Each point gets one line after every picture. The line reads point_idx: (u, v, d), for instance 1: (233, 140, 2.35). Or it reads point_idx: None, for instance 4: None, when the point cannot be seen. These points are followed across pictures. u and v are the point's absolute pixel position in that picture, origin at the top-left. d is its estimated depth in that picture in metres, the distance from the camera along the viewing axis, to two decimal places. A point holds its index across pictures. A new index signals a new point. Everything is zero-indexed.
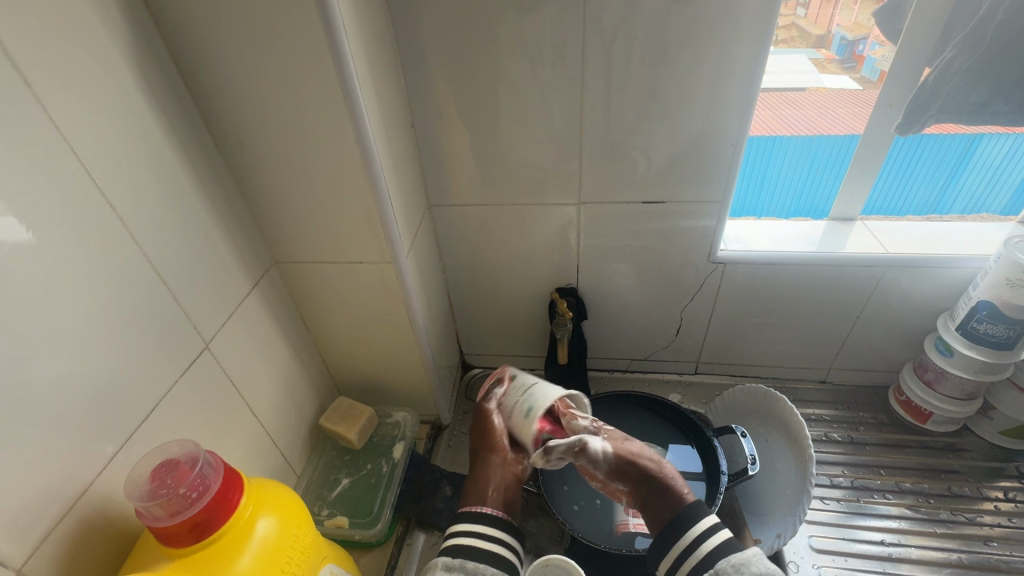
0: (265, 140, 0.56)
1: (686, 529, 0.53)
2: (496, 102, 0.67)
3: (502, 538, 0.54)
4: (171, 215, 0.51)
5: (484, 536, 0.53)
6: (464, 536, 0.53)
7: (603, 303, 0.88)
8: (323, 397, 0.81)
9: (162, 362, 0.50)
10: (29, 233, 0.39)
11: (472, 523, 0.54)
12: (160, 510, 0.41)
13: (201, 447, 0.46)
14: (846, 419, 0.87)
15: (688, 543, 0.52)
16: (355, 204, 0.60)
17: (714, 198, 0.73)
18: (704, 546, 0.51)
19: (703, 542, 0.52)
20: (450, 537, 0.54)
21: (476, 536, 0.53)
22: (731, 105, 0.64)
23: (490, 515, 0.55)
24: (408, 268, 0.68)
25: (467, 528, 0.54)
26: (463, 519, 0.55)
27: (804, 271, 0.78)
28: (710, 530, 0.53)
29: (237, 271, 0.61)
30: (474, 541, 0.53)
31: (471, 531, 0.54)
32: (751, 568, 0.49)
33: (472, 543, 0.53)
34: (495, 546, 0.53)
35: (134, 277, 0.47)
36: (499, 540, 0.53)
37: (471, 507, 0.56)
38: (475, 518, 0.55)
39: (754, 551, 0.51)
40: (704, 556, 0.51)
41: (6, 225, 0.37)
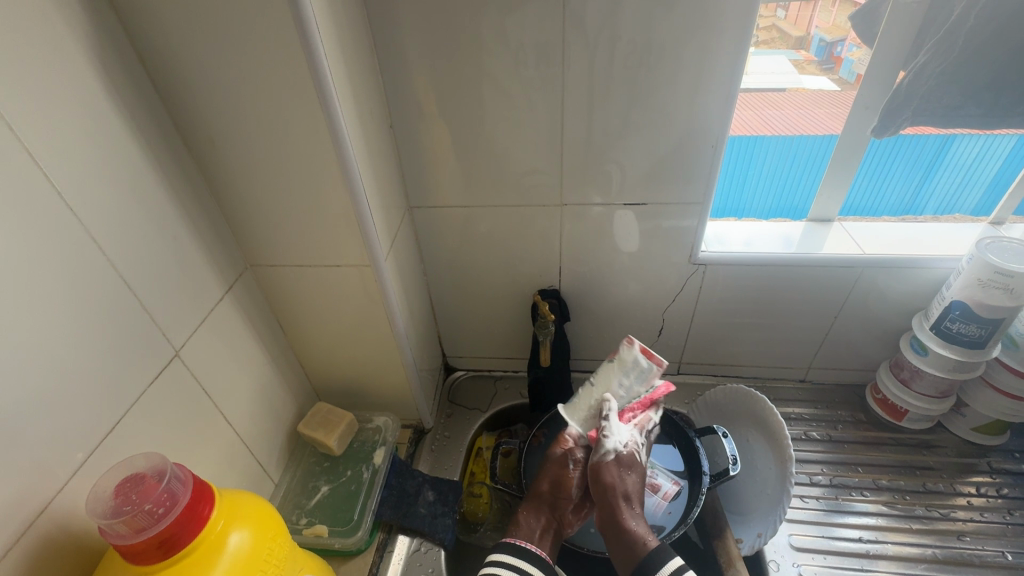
0: (236, 140, 0.55)
1: (659, 564, 0.55)
2: (476, 103, 0.66)
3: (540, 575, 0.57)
4: (138, 219, 0.49)
5: (520, 570, 0.57)
6: (502, 565, 0.57)
7: (585, 304, 0.88)
8: (302, 403, 0.79)
9: (128, 371, 0.49)
10: None
11: (516, 555, 0.58)
12: (125, 527, 0.39)
13: (169, 459, 0.44)
14: (825, 418, 0.88)
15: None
16: (333, 208, 0.59)
17: (695, 199, 0.73)
18: None
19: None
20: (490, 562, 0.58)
21: (517, 571, 0.56)
22: (711, 110, 0.64)
23: (535, 555, 0.59)
24: (387, 272, 0.67)
25: (511, 559, 0.58)
26: (501, 549, 0.59)
27: (783, 272, 0.79)
28: (678, 570, 0.54)
29: (209, 275, 0.59)
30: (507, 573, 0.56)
31: (514, 563, 0.57)
32: None
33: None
34: None
35: (99, 283, 0.46)
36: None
37: (513, 540, 0.60)
38: (520, 552, 0.58)
39: None
40: None
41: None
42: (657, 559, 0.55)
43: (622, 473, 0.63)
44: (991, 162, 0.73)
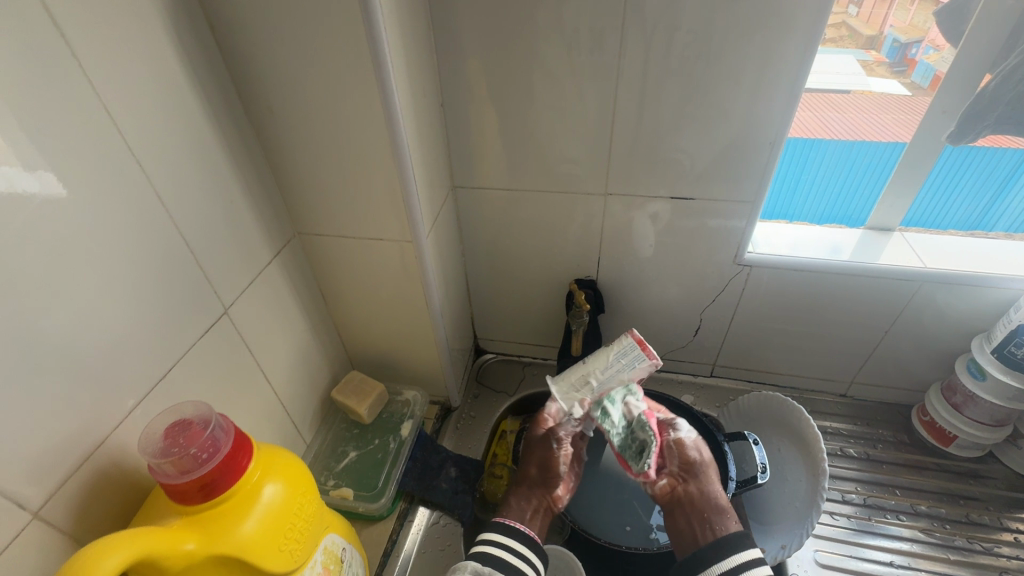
0: (293, 110, 0.56)
1: (727, 553, 0.54)
2: (528, 86, 0.66)
3: (521, 550, 0.57)
4: (198, 180, 0.52)
5: (509, 548, 0.57)
6: (490, 545, 0.57)
7: (621, 298, 0.87)
8: (336, 370, 0.82)
9: (181, 324, 0.51)
10: (62, 186, 0.39)
11: (502, 532, 0.58)
12: (171, 467, 0.41)
13: (214, 408, 0.46)
14: (864, 435, 0.84)
15: (729, 567, 0.53)
16: (380, 183, 0.60)
17: (746, 197, 0.70)
18: (749, 572, 0.52)
19: (746, 570, 0.53)
20: (479, 543, 0.58)
21: (504, 549, 0.57)
22: (771, 106, 0.62)
23: (521, 531, 0.58)
24: (427, 249, 0.68)
25: (498, 536, 0.58)
26: (488, 527, 0.60)
27: (833, 280, 0.75)
28: (754, 562, 0.53)
29: (259, 239, 0.61)
30: (499, 551, 0.56)
31: (502, 541, 0.57)
32: None
33: (498, 554, 0.56)
34: (521, 561, 0.56)
35: (161, 239, 0.48)
36: (526, 557, 0.57)
37: (505, 520, 0.60)
38: (507, 530, 0.58)
39: None
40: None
41: (42, 175, 0.38)
42: (736, 542, 0.55)
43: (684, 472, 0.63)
44: None
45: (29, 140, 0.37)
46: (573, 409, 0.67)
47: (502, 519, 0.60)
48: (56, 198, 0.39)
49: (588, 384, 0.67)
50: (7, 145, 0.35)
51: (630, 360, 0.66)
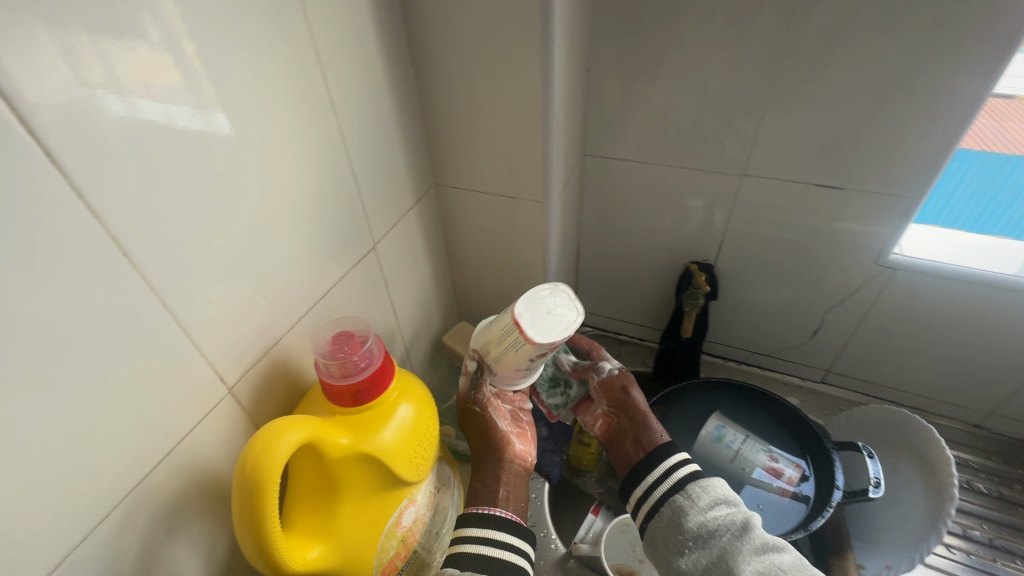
0: (455, 65, 0.59)
1: (659, 461, 0.58)
2: (679, 56, 0.64)
3: (502, 538, 0.53)
4: (369, 123, 0.56)
5: (492, 542, 0.52)
6: (472, 544, 0.52)
7: (737, 286, 0.84)
8: (447, 319, 0.87)
9: (341, 252, 0.57)
10: (228, 128, 0.41)
11: (479, 526, 0.53)
12: (335, 369, 0.47)
13: (369, 326, 0.52)
14: (998, 473, 0.76)
15: (663, 472, 0.57)
16: (524, 141, 0.62)
17: (907, 192, 0.64)
18: (675, 475, 0.56)
19: (671, 475, 0.56)
20: (458, 544, 0.53)
21: (489, 545, 0.52)
22: (960, 94, 0.56)
23: (500, 518, 0.54)
24: (554, 212, 0.69)
25: (474, 532, 0.53)
26: (462, 523, 0.54)
27: (993, 296, 0.68)
28: (680, 464, 0.57)
29: (406, 185, 0.66)
30: (479, 549, 0.51)
31: (482, 537, 0.53)
32: (713, 489, 0.54)
33: (477, 551, 0.51)
34: (507, 552, 0.52)
35: (337, 172, 0.54)
36: (510, 547, 0.53)
37: (480, 510, 0.54)
38: (484, 521, 0.53)
39: (708, 481, 0.55)
40: (670, 484, 0.56)
41: (211, 115, 0.39)
42: (666, 452, 0.59)
43: (619, 400, 0.65)
44: None
45: (222, 83, 0.39)
46: (514, 377, 0.60)
47: (478, 510, 0.55)
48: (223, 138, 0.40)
49: (489, 351, 0.60)
50: (181, 82, 0.36)
51: (513, 339, 0.55)
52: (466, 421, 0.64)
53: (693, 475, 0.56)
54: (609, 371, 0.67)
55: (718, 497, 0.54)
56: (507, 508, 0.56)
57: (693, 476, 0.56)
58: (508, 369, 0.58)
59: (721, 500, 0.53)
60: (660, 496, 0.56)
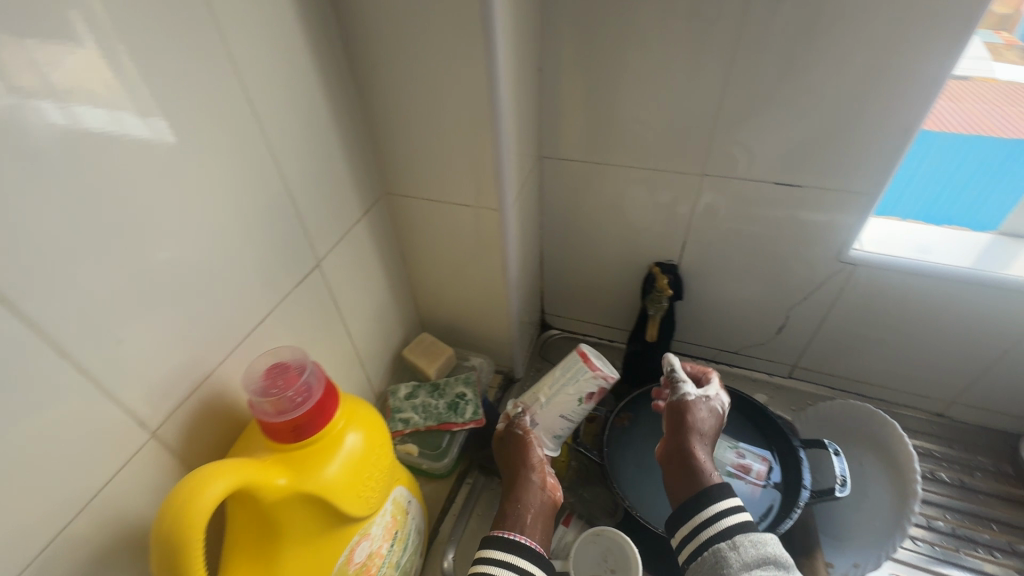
0: (395, 68, 0.56)
1: (703, 505, 0.53)
2: (630, 54, 0.62)
3: (524, 565, 0.54)
4: (304, 134, 0.53)
5: (513, 567, 0.53)
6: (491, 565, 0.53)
7: (702, 285, 0.83)
8: (408, 330, 0.84)
9: (280, 272, 0.54)
10: (171, 136, 0.39)
11: (501, 549, 0.55)
12: (270, 406, 0.44)
13: (308, 355, 0.48)
14: (960, 461, 0.77)
15: (706, 517, 0.53)
16: (474, 147, 0.59)
17: (863, 188, 0.64)
18: (723, 521, 0.52)
19: (717, 521, 0.52)
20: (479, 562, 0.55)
21: (507, 567, 0.53)
22: (911, 89, 0.55)
23: (523, 546, 0.55)
24: (511, 218, 0.67)
25: (497, 554, 0.54)
26: (485, 543, 0.56)
27: (951, 289, 0.68)
28: (734, 511, 0.52)
29: (351, 196, 0.62)
30: (501, 572, 0.53)
31: (504, 561, 0.54)
32: (765, 547, 0.50)
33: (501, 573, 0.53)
34: None
35: (269, 189, 0.50)
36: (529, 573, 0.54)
37: (503, 534, 0.56)
38: (512, 548, 0.55)
39: (767, 537, 0.51)
40: (715, 533, 0.52)
41: (155, 123, 0.38)
42: (716, 493, 0.54)
43: (682, 424, 0.61)
44: None
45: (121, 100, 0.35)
46: (554, 429, 0.67)
47: (495, 535, 0.56)
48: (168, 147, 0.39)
49: (537, 398, 0.68)
50: (122, 90, 0.35)
51: (575, 374, 0.66)
52: (500, 447, 0.67)
53: (746, 526, 0.51)
54: (687, 398, 0.62)
55: (768, 556, 0.49)
56: (525, 533, 0.57)
57: (746, 528, 0.51)
58: (555, 415, 0.67)
59: (771, 558, 0.49)
60: (705, 539, 0.52)
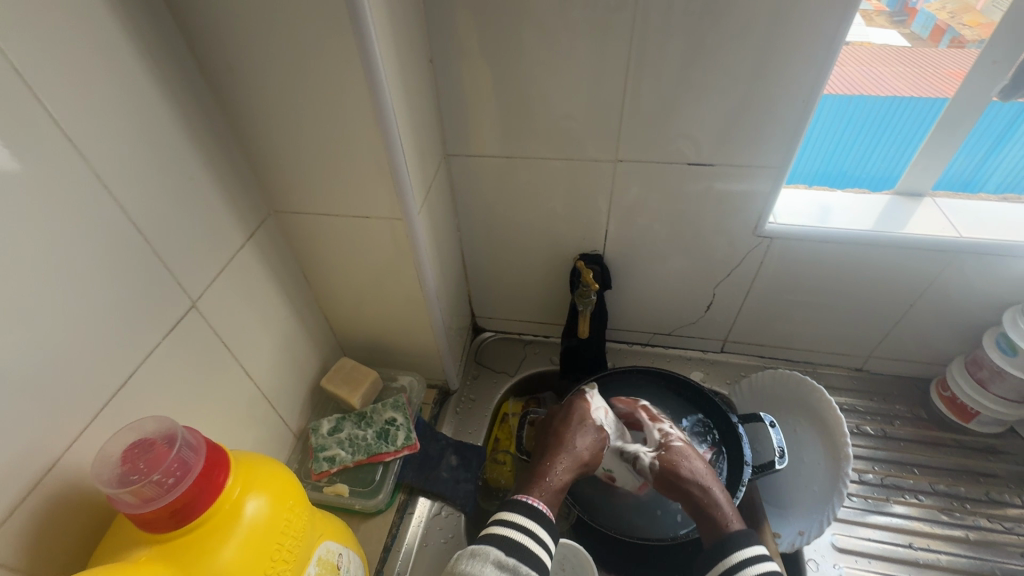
0: (255, 70, 0.48)
1: (728, 552, 0.53)
2: (526, 39, 0.57)
3: (539, 533, 0.52)
4: (149, 156, 0.44)
5: (531, 533, 0.52)
6: (509, 530, 0.52)
7: (629, 272, 0.81)
8: (326, 357, 0.77)
9: (141, 324, 0.45)
10: (14, 162, 0.34)
11: (526, 514, 0.53)
12: (132, 497, 0.36)
13: (179, 423, 0.41)
14: (881, 412, 0.81)
15: (731, 564, 0.52)
16: (364, 154, 0.53)
17: (770, 162, 0.63)
18: (750, 568, 0.51)
19: (744, 568, 0.51)
20: (496, 525, 0.53)
21: (523, 532, 0.52)
22: (806, 61, 0.54)
23: (539, 511, 0.54)
24: (419, 227, 0.61)
25: (520, 518, 0.53)
26: (508, 506, 0.54)
27: (859, 253, 0.70)
28: (756, 558, 0.52)
29: (228, 221, 0.54)
30: (517, 537, 0.51)
31: (525, 526, 0.52)
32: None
33: (516, 538, 0.51)
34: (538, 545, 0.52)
35: (107, 228, 0.41)
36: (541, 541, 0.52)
37: (528, 501, 0.55)
38: (531, 512, 0.54)
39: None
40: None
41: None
42: (741, 541, 0.54)
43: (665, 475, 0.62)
44: None
45: None
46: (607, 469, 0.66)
47: (518, 497, 0.55)
48: (11, 173, 0.34)
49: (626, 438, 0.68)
50: None
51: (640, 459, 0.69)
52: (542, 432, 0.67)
53: (772, 573, 0.51)
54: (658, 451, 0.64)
55: None
56: (538, 497, 0.56)
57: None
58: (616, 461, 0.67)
59: None
60: None
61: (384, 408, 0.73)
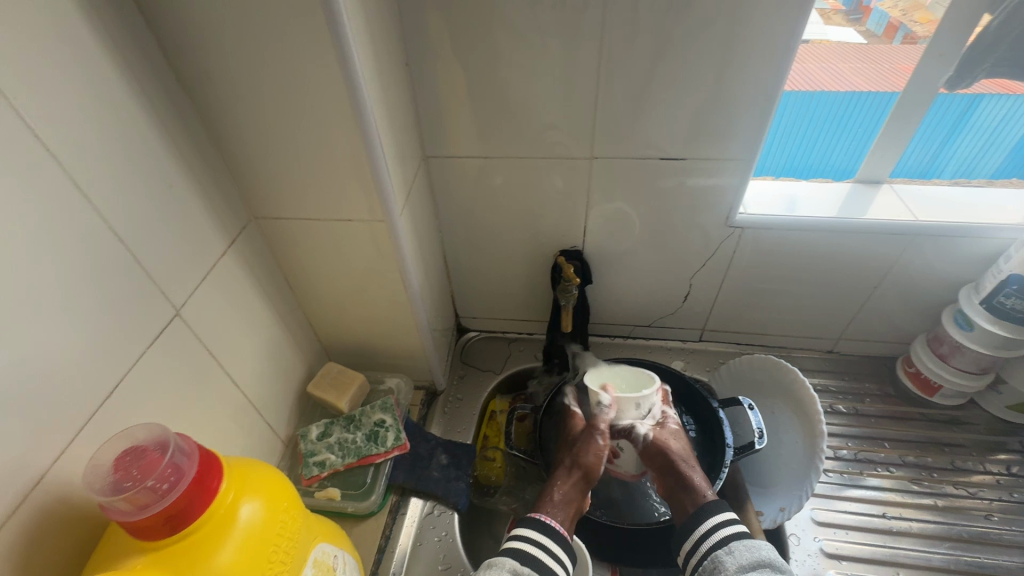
0: (233, 78, 0.48)
1: (704, 519, 0.59)
2: (500, 42, 0.59)
3: (552, 548, 0.57)
4: (128, 165, 0.44)
5: (545, 548, 0.57)
6: (523, 541, 0.57)
7: (608, 267, 0.83)
8: (311, 363, 0.76)
9: (125, 334, 0.45)
10: None
11: (537, 530, 0.58)
12: (127, 504, 0.36)
13: (170, 429, 0.41)
14: (851, 391, 0.85)
15: (705, 530, 0.58)
16: (345, 157, 0.53)
17: (739, 155, 0.66)
18: (720, 532, 0.58)
19: (718, 532, 0.58)
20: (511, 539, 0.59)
21: (536, 546, 0.57)
22: (768, 57, 0.57)
23: (553, 527, 0.59)
24: (402, 229, 0.62)
25: (531, 533, 0.58)
26: (522, 523, 0.60)
27: (825, 239, 0.73)
28: (726, 523, 0.58)
29: (209, 228, 0.54)
30: (531, 549, 0.57)
31: (537, 540, 0.58)
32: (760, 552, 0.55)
33: (530, 550, 0.57)
34: (552, 560, 0.57)
35: (87, 238, 0.41)
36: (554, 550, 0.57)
37: (542, 518, 0.60)
38: (542, 528, 0.59)
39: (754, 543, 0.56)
40: (714, 542, 0.57)
41: None
42: (713, 509, 0.60)
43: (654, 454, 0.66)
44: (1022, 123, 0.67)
45: None
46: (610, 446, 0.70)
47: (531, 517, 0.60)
48: None
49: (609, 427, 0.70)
50: None
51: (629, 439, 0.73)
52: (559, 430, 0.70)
53: (738, 535, 0.57)
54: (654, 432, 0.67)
55: (762, 559, 0.54)
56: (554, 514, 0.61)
57: (740, 537, 0.57)
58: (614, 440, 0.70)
59: (766, 561, 0.54)
60: (706, 551, 0.58)
61: (372, 412, 0.73)
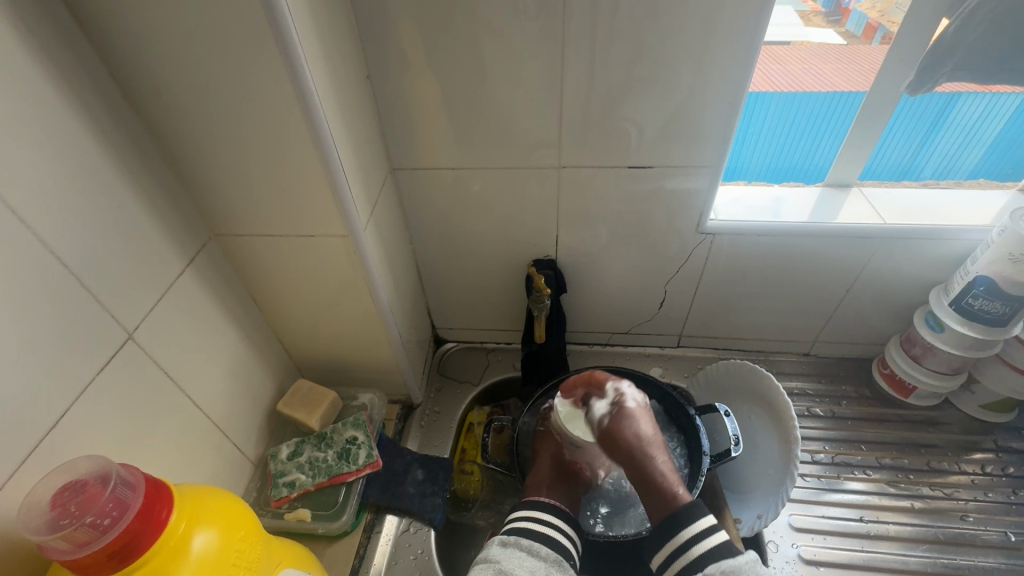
0: (184, 94, 0.47)
1: (684, 527, 0.58)
2: (463, 53, 0.58)
3: (554, 523, 0.62)
4: (72, 185, 0.43)
5: (539, 519, 0.62)
6: (526, 519, 0.63)
7: (583, 275, 0.83)
8: (281, 380, 0.75)
9: (72, 360, 0.43)
10: None
11: (530, 508, 0.64)
12: (65, 542, 0.35)
13: (115, 460, 0.40)
14: (829, 393, 0.85)
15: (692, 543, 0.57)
16: (304, 173, 0.52)
17: (707, 161, 0.66)
18: (703, 544, 0.56)
19: (698, 541, 0.57)
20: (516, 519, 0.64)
21: (536, 521, 0.62)
22: (729, 65, 0.57)
23: (548, 503, 0.64)
24: (368, 243, 0.61)
25: (526, 511, 0.64)
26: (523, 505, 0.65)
27: (797, 242, 0.73)
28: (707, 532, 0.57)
29: (165, 247, 0.52)
30: (529, 523, 0.62)
31: (532, 515, 0.63)
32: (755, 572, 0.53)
33: (528, 525, 0.62)
34: (552, 531, 0.62)
35: (27, 262, 0.39)
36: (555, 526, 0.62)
37: (534, 497, 0.65)
38: (535, 505, 0.64)
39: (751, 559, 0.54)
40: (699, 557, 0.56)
41: None
42: (691, 516, 0.58)
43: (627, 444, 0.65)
44: (998, 123, 0.67)
45: None
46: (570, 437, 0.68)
47: (528, 497, 0.66)
48: None
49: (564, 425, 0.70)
50: None
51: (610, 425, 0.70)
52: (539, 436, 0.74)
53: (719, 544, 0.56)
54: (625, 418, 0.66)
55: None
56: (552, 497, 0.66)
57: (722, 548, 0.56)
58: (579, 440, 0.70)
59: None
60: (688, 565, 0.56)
61: (340, 429, 0.72)
